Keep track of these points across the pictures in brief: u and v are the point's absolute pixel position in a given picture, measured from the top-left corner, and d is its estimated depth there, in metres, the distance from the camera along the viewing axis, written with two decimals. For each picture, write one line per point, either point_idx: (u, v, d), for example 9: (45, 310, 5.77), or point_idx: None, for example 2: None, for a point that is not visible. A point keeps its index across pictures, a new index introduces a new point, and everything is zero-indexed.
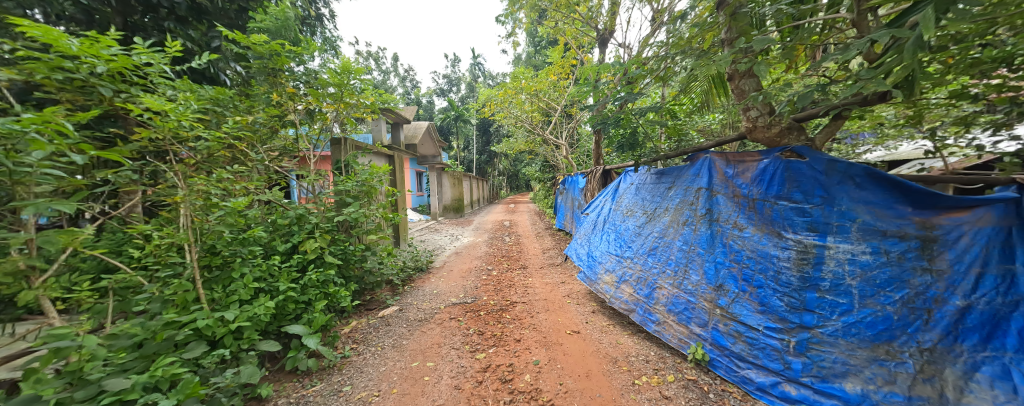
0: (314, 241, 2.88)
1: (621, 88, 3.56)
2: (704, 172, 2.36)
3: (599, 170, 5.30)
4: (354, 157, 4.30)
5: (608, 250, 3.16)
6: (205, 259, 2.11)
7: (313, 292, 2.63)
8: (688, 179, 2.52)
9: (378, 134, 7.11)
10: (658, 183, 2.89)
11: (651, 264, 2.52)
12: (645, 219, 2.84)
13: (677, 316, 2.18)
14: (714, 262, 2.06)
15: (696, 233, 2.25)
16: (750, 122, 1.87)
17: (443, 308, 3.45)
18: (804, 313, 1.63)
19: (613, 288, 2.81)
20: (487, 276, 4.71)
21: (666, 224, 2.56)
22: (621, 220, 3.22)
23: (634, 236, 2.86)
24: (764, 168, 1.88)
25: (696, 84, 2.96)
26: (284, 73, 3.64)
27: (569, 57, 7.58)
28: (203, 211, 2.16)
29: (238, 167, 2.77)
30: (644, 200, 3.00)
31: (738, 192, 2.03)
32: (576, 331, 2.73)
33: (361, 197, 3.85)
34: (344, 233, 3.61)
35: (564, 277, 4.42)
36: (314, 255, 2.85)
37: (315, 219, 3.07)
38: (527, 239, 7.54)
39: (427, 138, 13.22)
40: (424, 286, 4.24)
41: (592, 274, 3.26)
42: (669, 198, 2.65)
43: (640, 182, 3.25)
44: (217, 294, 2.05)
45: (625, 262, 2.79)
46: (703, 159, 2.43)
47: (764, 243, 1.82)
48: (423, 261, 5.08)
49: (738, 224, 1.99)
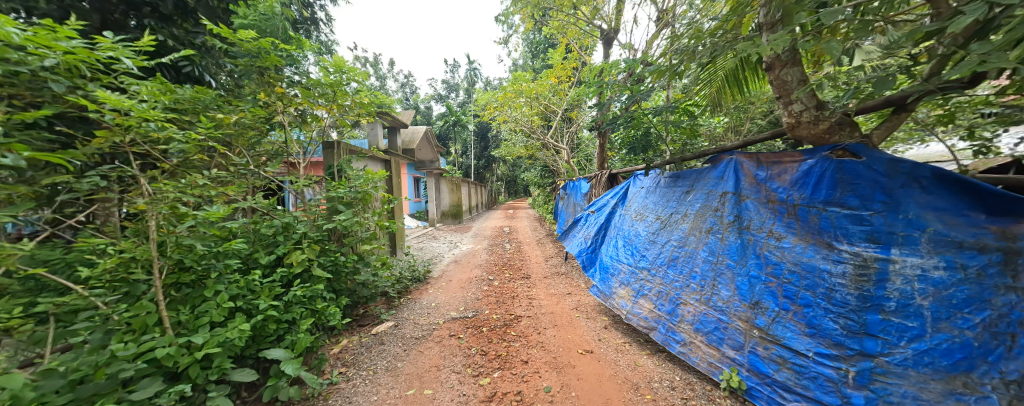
0: (301, 252, 2.63)
1: (632, 87, 3.36)
2: (730, 175, 2.13)
3: (604, 174, 5.09)
4: (347, 161, 4.07)
5: (620, 260, 2.92)
6: (172, 276, 1.84)
7: (298, 310, 2.38)
8: (710, 183, 2.30)
9: (375, 138, 6.90)
10: (674, 186, 2.67)
11: (672, 277, 2.28)
12: (659, 226, 2.60)
13: (707, 337, 1.95)
14: (747, 276, 1.82)
15: (723, 243, 2.01)
16: (792, 118, 1.64)
17: (442, 324, 3.19)
18: (865, 338, 1.39)
19: (630, 303, 2.57)
20: (488, 286, 4.46)
21: (685, 231, 2.32)
22: (632, 227, 2.98)
23: (648, 245, 2.62)
24: (808, 170, 1.64)
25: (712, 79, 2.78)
26: (274, 73, 3.41)
27: (571, 60, 7.42)
28: (171, 220, 1.89)
29: (217, 172, 2.52)
30: (657, 205, 2.77)
31: (774, 197, 1.80)
32: (589, 351, 2.49)
33: (355, 204, 3.61)
34: (336, 243, 3.36)
35: (570, 287, 4.18)
36: (300, 268, 2.60)
37: (303, 228, 2.82)
38: (528, 246, 7.33)
39: (425, 144, 13.01)
40: (421, 298, 3.99)
41: (604, 286, 3.02)
42: (688, 203, 2.42)
43: (652, 185, 3.02)
44: (183, 316, 1.78)
45: (642, 274, 2.55)
46: (728, 160, 2.20)
47: (810, 255, 1.58)
48: (420, 271, 4.83)
49: (774, 233, 1.76)
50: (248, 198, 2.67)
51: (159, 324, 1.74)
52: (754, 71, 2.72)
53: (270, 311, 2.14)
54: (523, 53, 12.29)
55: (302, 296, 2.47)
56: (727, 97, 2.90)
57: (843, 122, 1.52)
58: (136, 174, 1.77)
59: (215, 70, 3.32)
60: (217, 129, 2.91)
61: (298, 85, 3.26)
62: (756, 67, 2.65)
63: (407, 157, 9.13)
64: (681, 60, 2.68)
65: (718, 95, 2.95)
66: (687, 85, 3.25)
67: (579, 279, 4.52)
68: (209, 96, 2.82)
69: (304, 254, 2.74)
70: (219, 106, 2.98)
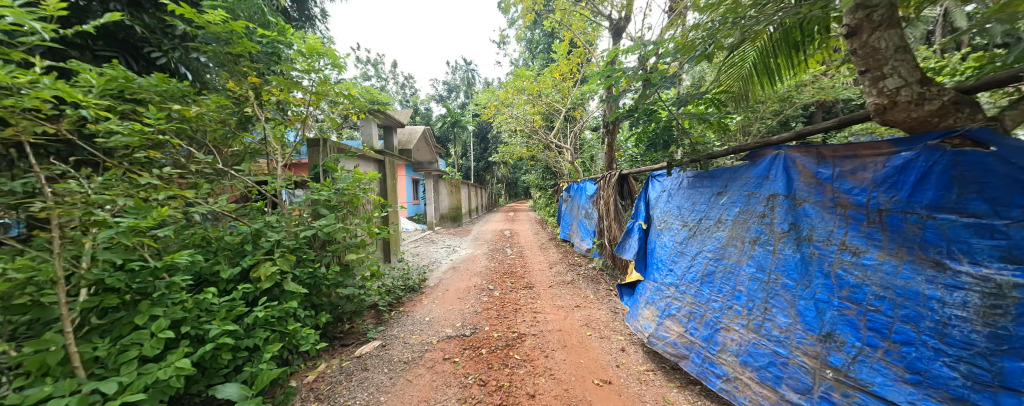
0: (271, 264, 2.28)
1: (649, 76, 3.00)
2: (779, 173, 1.77)
3: (614, 175, 4.71)
4: (334, 160, 3.72)
5: (649, 277, 2.57)
6: (91, 300, 1.49)
7: (263, 334, 2.02)
8: (750, 183, 1.94)
9: (369, 137, 6.56)
10: (702, 187, 2.29)
11: (710, 297, 1.92)
12: (688, 235, 2.25)
13: (759, 374, 1.59)
14: (812, 300, 1.47)
15: (777, 257, 1.64)
16: (880, 98, 1.25)
17: (436, 344, 2.81)
18: (1000, 393, 1.02)
19: (657, 326, 2.24)
20: (488, 297, 4.09)
21: (721, 241, 1.97)
22: (658, 238, 2.63)
23: (677, 258, 2.27)
24: (903, 165, 1.25)
25: (744, 63, 2.41)
26: (247, 60, 3.06)
27: (575, 54, 7.07)
28: (90, 230, 1.53)
29: (170, 170, 2.16)
30: (684, 211, 2.41)
31: (847, 201, 1.43)
32: (607, 381, 2.14)
33: (340, 207, 3.26)
34: (316, 252, 3.00)
35: (578, 300, 3.81)
36: (268, 283, 2.24)
37: (276, 235, 2.47)
38: (531, 251, 6.98)
39: (424, 144, 12.54)
40: (414, 311, 3.60)
41: (632, 307, 2.67)
42: (724, 207, 2.05)
43: (674, 187, 2.66)
44: (102, 351, 1.43)
45: (672, 293, 2.20)
46: (774, 156, 1.84)
47: (905, 277, 1.21)
48: (414, 279, 4.47)
49: (848, 246, 1.40)
50: (211, 202, 2.33)
51: (69, 361, 1.38)
52: (793, 55, 2.31)
53: (225, 337, 1.77)
54: (525, 51, 11.95)
55: (269, 317, 2.10)
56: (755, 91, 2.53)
57: (957, 101, 1.14)
58: (38, 175, 1.40)
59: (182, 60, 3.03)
60: (180, 124, 2.58)
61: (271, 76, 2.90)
62: (793, 51, 2.28)
63: (403, 159, 8.77)
64: (710, 42, 2.32)
65: (749, 83, 2.55)
66: (712, 74, 2.89)
67: (587, 290, 4.14)
68: (172, 85, 2.50)
69: (274, 266, 2.38)
70: (182, 98, 2.66)
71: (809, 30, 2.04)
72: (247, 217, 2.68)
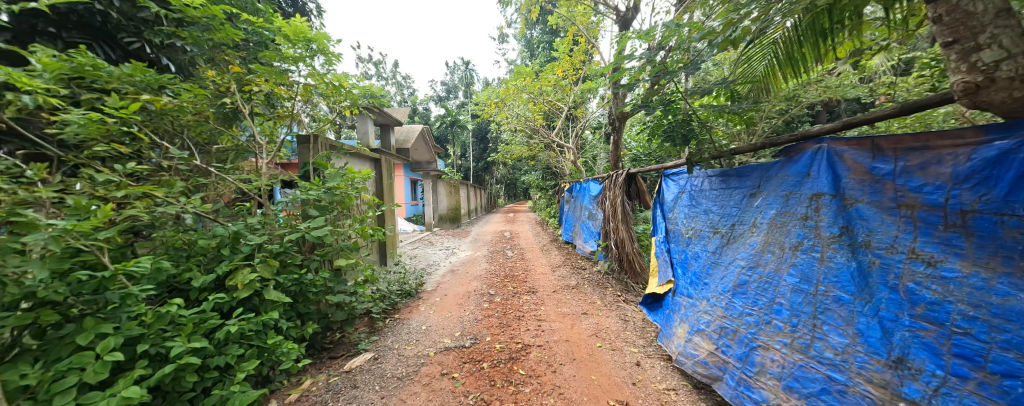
0: (249, 271, 2.05)
1: (665, 66, 2.78)
2: (823, 170, 1.57)
3: (621, 173, 4.49)
4: (325, 157, 3.50)
5: (682, 291, 2.41)
6: (21, 317, 1.26)
7: (237, 350, 1.79)
8: (789, 183, 1.74)
9: (365, 135, 6.33)
10: (735, 190, 2.12)
11: (749, 313, 1.74)
12: (722, 242, 2.10)
13: (810, 403, 1.42)
14: (874, 318, 1.27)
15: (828, 267, 1.45)
16: (970, 75, 1.02)
17: (433, 357, 2.58)
18: None
19: (689, 343, 2.09)
20: (489, 302, 3.87)
21: (756, 248, 1.81)
22: (688, 247, 2.48)
23: (710, 270, 2.12)
24: (995, 157, 1.04)
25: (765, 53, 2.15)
26: (230, 49, 2.84)
27: (579, 50, 6.85)
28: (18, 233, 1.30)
29: (135, 166, 1.94)
30: (715, 216, 2.25)
31: (916, 200, 1.21)
32: (623, 403, 1.93)
33: (331, 207, 3.03)
34: (303, 256, 2.77)
35: (585, 306, 3.59)
36: (246, 292, 2.02)
37: (257, 239, 2.24)
38: (532, 253, 6.75)
39: (423, 144, 12.24)
40: (410, 319, 3.37)
41: (664, 325, 2.53)
42: (761, 211, 1.87)
43: (702, 190, 2.49)
44: (31, 378, 1.20)
45: (705, 308, 2.04)
46: (817, 151, 1.65)
47: (1004, 294, 1.01)
48: (411, 284, 4.25)
49: (919, 254, 1.18)
50: (184, 201, 2.10)
51: None
52: (818, 49, 1.99)
53: (191, 356, 1.55)
54: (527, 50, 11.74)
55: (244, 330, 1.87)
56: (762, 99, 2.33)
57: None
58: None
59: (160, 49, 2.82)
60: (154, 116, 2.36)
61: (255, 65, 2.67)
62: (820, 41, 1.96)
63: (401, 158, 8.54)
64: (736, 25, 2.10)
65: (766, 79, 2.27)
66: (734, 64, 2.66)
67: (594, 296, 3.92)
68: (144, 74, 2.28)
69: (254, 272, 2.16)
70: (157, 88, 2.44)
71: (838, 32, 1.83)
72: (227, 218, 2.45)
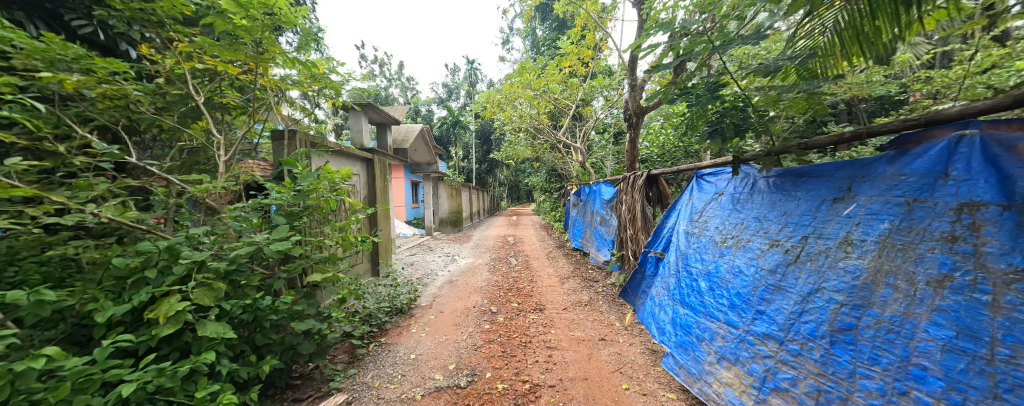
0: (174, 300, 1.55)
1: (707, 43, 2.25)
2: (976, 167, 1.10)
3: (641, 174, 3.96)
4: (304, 156, 3.05)
5: (710, 312, 1.96)
6: None
7: None
8: (905, 185, 1.27)
9: (359, 133, 5.88)
10: (807, 193, 1.64)
11: (864, 375, 1.27)
12: (783, 259, 1.63)
13: None
14: None
15: (1012, 317, 0.98)
16: None
17: (421, 402, 2.08)
18: None
19: (750, 399, 1.61)
20: (489, 322, 3.37)
21: (858, 276, 1.32)
22: (722, 259, 1.99)
23: (764, 294, 1.67)
24: None
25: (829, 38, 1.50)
26: (178, 25, 2.36)
27: (587, 42, 6.35)
28: None
29: (23, 162, 1.48)
30: (770, 224, 1.77)
31: None
32: None
33: (303, 214, 2.55)
34: (267, 272, 2.28)
35: (602, 329, 3.08)
36: (171, 328, 1.53)
37: (193, 258, 1.75)
38: (538, 262, 6.27)
39: (424, 145, 11.76)
40: (397, 345, 2.87)
41: (683, 353, 2.08)
42: (857, 222, 1.38)
43: (748, 192, 2.03)
44: None
45: (776, 353, 1.56)
46: (955, 140, 1.18)
47: None
48: (403, 299, 3.77)
49: None
50: (96, 208, 1.64)
51: None
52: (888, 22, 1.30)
53: None
54: (531, 48, 11.27)
55: (158, 385, 1.37)
56: (819, 88, 1.79)
57: None
58: None
59: (122, 42, 2.44)
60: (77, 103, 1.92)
61: (200, 38, 2.07)
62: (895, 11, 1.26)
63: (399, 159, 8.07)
64: None
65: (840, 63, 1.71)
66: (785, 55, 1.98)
67: (612, 316, 3.40)
68: (59, 48, 1.81)
69: (188, 300, 1.67)
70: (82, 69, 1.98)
71: (919, 7, 1.20)
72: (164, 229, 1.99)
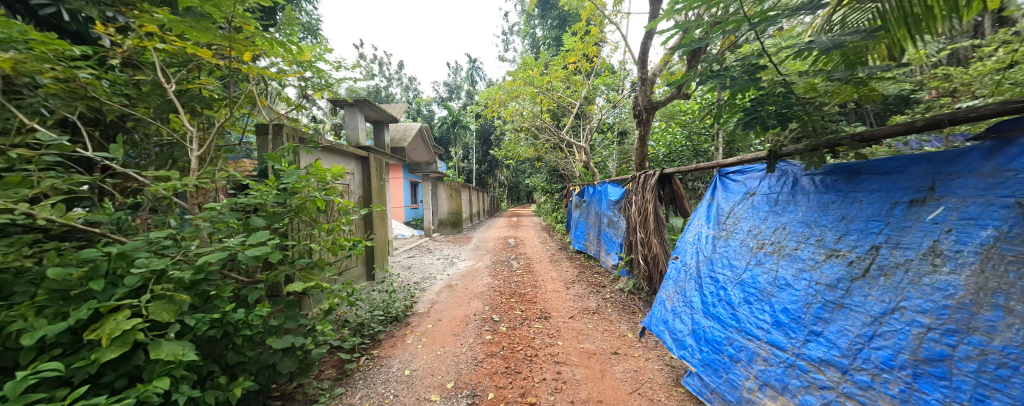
0: (120, 319, 1.29)
1: (742, 23, 1.98)
2: None
3: (652, 173, 3.72)
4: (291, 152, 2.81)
5: (746, 329, 1.71)
6: None
7: None
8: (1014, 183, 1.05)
9: (354, 129, 5.60)
10: (871, 193, 1.41)
11: None
12: (845, 272, 1.40)
13: None
14: None
15: None
16: None
17: None
18: None
19: None
20: (490, 332, 3.11)
21: (955, 296, 1.10)
22: (760, 268, 1.76)
23: (820, 312, 1.44)
24: None
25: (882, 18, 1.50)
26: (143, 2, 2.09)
27: (594, 36, 6.05)
28: None
29: None
30: (824, 230, 1.54)
31: None
32: None
33: (286, 215, 2.29)
34: (243, 281, 2.03)
35: (613, 341, 2.83)
36: (116, 352, 1.27)
37: (151, 265, 1.49)
38: (540, 265, 6.01)
39: (423, 144, 11.48)
40: (391, 359, 2.61)
41: (712, 375, 1.82)
42: (947, 230, 1.16)
43: (789, 192, 1.80)
44: None
45: (839, 384, 1.32)
46: None
47: None
48: (398, 306, 3.51)
49: None
50: (32, 208, 1.38)
51: None
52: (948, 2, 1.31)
53: None
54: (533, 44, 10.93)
55: None
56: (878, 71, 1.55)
57: None
58: None
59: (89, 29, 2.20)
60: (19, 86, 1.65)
61: (160, 14, 1.73)
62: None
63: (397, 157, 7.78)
64: None
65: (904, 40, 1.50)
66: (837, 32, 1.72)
67: (623, 326, 3.15)
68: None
69: (141, 316, 1.41)
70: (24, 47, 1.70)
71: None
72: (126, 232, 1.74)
